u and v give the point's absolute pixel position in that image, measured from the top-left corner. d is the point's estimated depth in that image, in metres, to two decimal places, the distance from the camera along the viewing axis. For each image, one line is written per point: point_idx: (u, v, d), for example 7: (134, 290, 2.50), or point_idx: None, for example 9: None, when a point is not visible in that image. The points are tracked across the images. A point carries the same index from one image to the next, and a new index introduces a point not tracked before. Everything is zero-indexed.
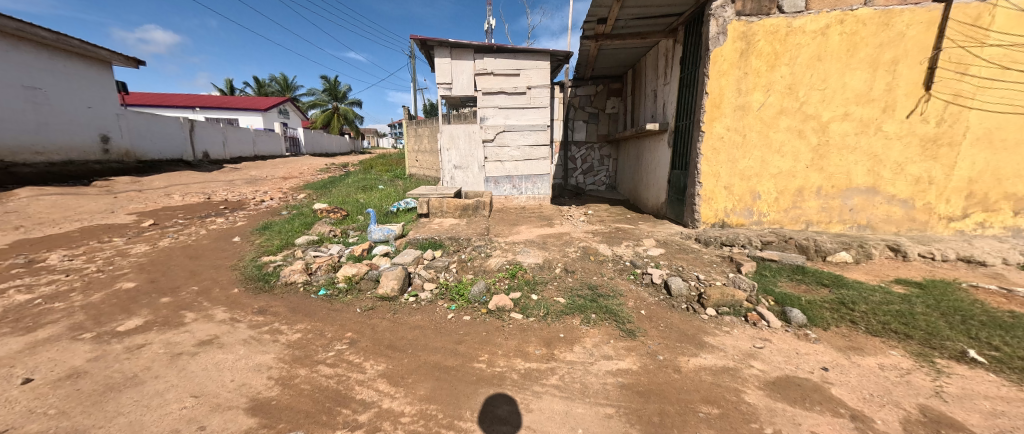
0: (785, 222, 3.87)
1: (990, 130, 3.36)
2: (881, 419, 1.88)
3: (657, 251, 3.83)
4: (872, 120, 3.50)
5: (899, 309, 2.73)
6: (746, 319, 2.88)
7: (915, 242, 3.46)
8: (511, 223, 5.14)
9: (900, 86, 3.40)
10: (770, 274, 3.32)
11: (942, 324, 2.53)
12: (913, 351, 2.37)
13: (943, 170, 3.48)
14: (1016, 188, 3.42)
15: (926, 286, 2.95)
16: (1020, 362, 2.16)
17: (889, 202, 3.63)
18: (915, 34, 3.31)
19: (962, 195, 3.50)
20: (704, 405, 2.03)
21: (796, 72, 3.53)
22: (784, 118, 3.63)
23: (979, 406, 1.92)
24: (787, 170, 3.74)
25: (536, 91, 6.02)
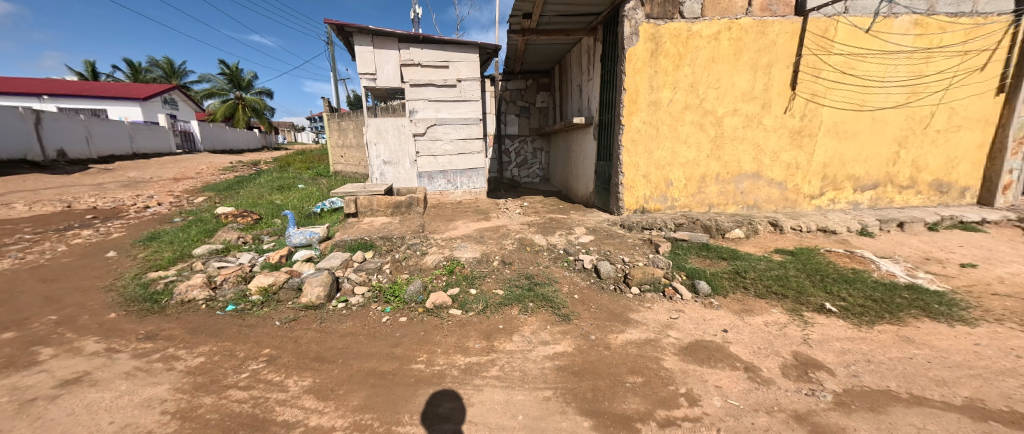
0: (692, 206, 4.37)
1: (836, 123, 4.14)
2: (767, 367, 2.25)
3: (588, 238, 4.07)
4: (755, 115, 4.09)
5: (778, 273, 3.27)
6: (663, 293, 3.20)
7: (788, 218, 4.15)
8: (448, 219, 5.06)
9: (774, 86, 4.02)
10: (682, 252, 3.73)
11: (808, 283, 3.09)
12: (788, 308, 2.85)
13: (806, 157, 4.21)
14: (855, 170, 4.27)
15: (797, 253, 3.57)
16: (859, 308, 2.73)
17: (770, 185, 4.29)
18: (783, 42, 3.92)
19: (819, 177, 4.28)
20: (631, 375, 2.22)
21: (696, 72, 3.96)
22: (689, 113, 4.08)
23: (833, 347, 2.39)
24: (692, 159, 4.21)
25: (467, 84, 5.94)
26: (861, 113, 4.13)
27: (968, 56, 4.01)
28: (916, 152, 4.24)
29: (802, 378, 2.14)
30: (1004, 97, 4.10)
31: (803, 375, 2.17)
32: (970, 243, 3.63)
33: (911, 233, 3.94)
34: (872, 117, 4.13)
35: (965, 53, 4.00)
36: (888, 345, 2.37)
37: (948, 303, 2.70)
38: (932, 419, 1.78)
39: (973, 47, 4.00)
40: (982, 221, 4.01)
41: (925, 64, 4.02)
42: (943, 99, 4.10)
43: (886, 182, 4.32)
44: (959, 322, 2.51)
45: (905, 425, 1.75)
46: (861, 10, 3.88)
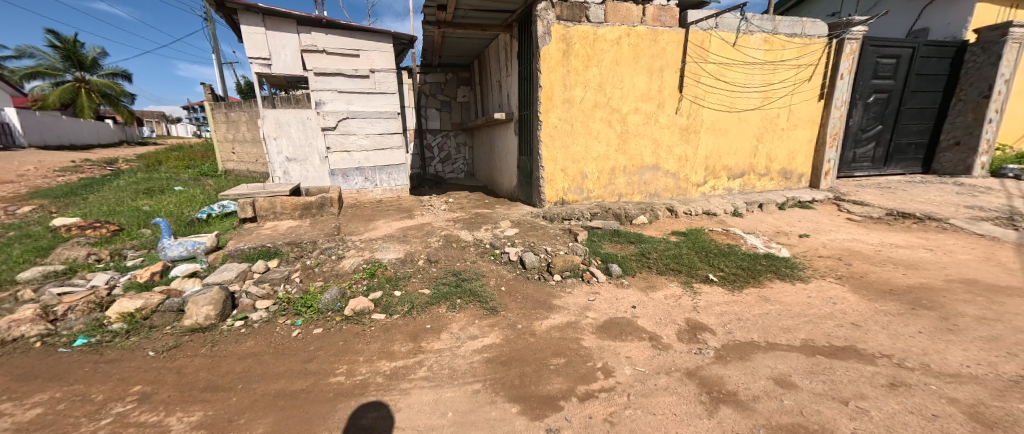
0: (605, 196, 4.77)
1: (714, 122, 4.88)
2: (667, 335, 2.59)
3: (512, 231, 4.19)
4: (652, 113, 4.60)
5: (674, 252, 3.76)
6: (582, 278, 3.46)
7: (681, 204, 4.79)
8: (367, 219, 4.75)
9: (666, 88, 4.56)
10: (597, 239, 4.06)
11: (697, 259, 3.62)
12: (682, 281, 3.31)
13: (692, 151, 4.90)
14: (728, 161, 5.10)
15: (687, 234, 4.15)
16: (733, 277, 3.29)
17: (666, 176, 4.90)
18: (672, 49, 4.46)
19: (703, 168, 5.01)
20: (554, 357, 2.36)
21: (603, 73, 4.30)
22: (598, 110, 4.42)
23: (714, 311, 2.85)
24: (603, 153, 4.58)
25: (381, 75, 5.60)
26: (731, 114, 4.92)
27: (800, 69, 5.04)
28: (770, 146, 5.22)
29: (693, 340, 2.52)
30: (824, 103, 5.25)
31: (693, 337, 2.55)
32: (806, 218, 4.62)
33: (768, 212, 4.86)
34: (739, 117, 4.96)
35: (799, 67, 5.02)
36: (753, 305, 2.90)
37: (792, 266, 3.41)
38: (782, 360, 2.24)
39: (804, 62, 5.03)
40: (813, 201, 5.13)
41: (773, 74, 4.94)
42: (785, 104, 5.11)
43: (750, 171, 5.24)
44: (799, 281, 3.19)
45: (764, 367, 2.18)
46: (728, 26, 4.61)
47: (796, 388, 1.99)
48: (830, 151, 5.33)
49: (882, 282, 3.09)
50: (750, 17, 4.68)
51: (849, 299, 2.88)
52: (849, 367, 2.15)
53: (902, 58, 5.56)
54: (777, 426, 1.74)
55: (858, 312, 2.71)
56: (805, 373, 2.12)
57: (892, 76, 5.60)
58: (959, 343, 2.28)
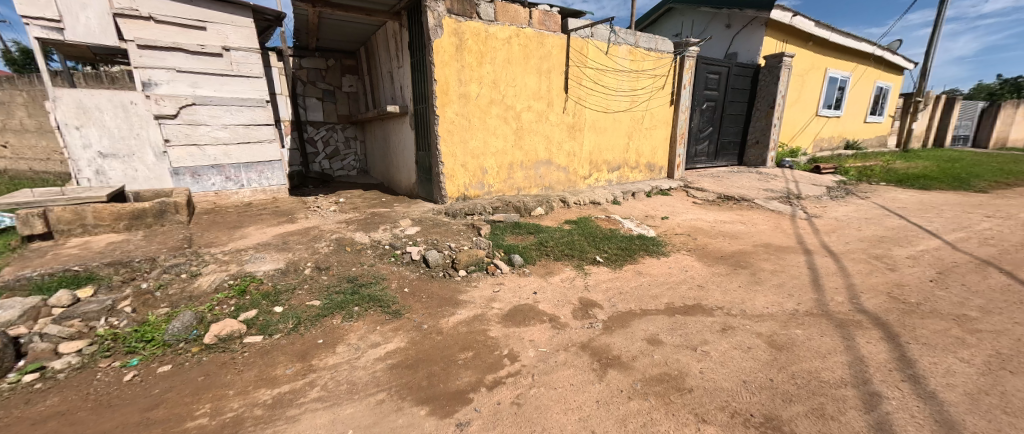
0: (505, 190, 4.95)
1: (594, 121, 5.50)
2: (564, 315, 2.85)
3: (414, 229, 4.02)
4: (543, 111, 4.94)
5: (567, 239, 4.14)
6: (486, 270, 3.54)
7: (572, 195, 5.29)
8: (233, 226, 3.98)
9: (553, 88, 4.94)
10: (500, 231, 4.20)
11: (586, 244, 4.04)
12: (575, 265, 3.67)
13: (578, 147, 5.43)
14: (607, 156, 5.82)
15: (578, 222, 4.60)
16: (615, 257, 3.79)
17: (558, 170, 5.33)
18: (557, 53, 4.85)
19: (587, 163, 5.61)
20: (462, 352, 2.37)
21: (496, 70, 4.43)
22: (494, 107, 4.53)
23: (601, 288, 3.25)
24: (501, 149, 4.73)
25: (242, 55, 4.72)
26: (608, 115, 5.62)
27: (657, 79, 6.03)
28: (638, 143, 6.13)
29: (585, 316, 2.83)
30: (674, 108, 6.39)
31: (585, 314, 2.86)
32: (666, 203, 5.58)
33: (639, 199, 5.72)
34: (614, 118, 5.70)
35: (655, 77, 5.99)
36: (630, 279, 3.40)
37: (657, 244, 4.10)
38: (652, 323, 2.69)
39: (659, 73, 6.02)
40: (670, 188, 6.23)
41: (638, 82, 5.80)
42: (647, 107, 6.05)
43: (624, 165, 6.08)
44: (662, 255, 3.87)
45: (639, 331, 2.59)
46: (601, 37, 5.23)
47: (662, 344, 2.41)
48: (680, 148, 6.53)
49: (716, 251, 3.95)
50: (617, 31, 5.40)
51: (695, 266, 3.61)
52: (697, 320, 2.69)
53: (723, 75, 7.13)
54: (650, 378, 2.09)
55: (702, 276, 3.42)
56: (668, 330, 2.58)
57: (717, 89, 7.14)
58: (762, 291, 3.08)
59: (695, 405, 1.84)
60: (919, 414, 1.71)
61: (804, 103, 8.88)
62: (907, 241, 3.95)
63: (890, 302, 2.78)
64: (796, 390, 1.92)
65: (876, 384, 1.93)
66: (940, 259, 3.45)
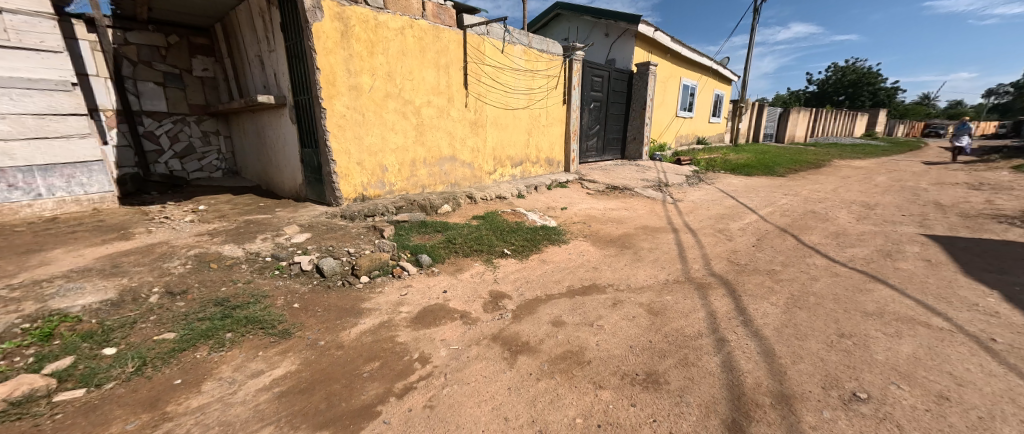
0: (408, 188, 4.73)
1: (495, 117, 5.64)
2: (475, 309, 2.87)
3: (303, 236, 3.57)
4: (444, 107, 4.86)
5: (476, 234, 4.17)
6: (392, 274, 3.34)
7: (478, 191, 5.35)
8: (27, 251, 2.95)
9: (453, 84, 4.90)
10: (405, 232, 4.00)
11: (494, 238, 4.13)
12: (484, 259, 3.72)
13: (482, 143, 5.51)
14: (510, 152, 6.04)
15: (486, 217, 4.68)
16: (521, 248, 3.97)
17: (463, 166, 5.33)
18: (454, 48, 4.80)
19: (492, 158, 5.74)
20: (367, 364, 2.20)
21: (390, 62, 4.17)
22: (390, 101, 4.28)
23: (509, 279, 3.38)
24: (401, 145, 4.50)
25: (23, 21, 3.65)
26: (508, 111, 5.82)
27: (550, 79, 6.46)
28: (537, 139, 6.50)
29: (495, 308, 2.90)
30: (567, 107, 6.96)
31: (495, 306, 2.93)
32: (565, 195, 6.06)
33: (541, 192, 6.08)
34: (514, 115, 5.93)
35: (549, 77, 6.41)
36: (535, 267, 3.61)
37: (557, 232, 4.43)
38: (556, 306, 2.90)
39: (552, 74, 6.47)
40: (568, 181, 6.77)
41: (534, 81, 6.14)
42: (544, 106, 6.46)
43: (526, 160, 6.40)
44: (563, 243, 4.20)
45: (545, 315, 2.77)
46: (496, 36, 5.36)
47: (565, 324, 2.63)
48: (574, 143, 7.15)
49: (607, 235, 4.46)
50: (512, 30, 5.61)
51: (590, 250, 4.02)
52: (593, 299, 3.00)
53: (606, 78, 8.02)
54: (555, 357, 2.25)
55: (596, 258, 3.82)
56: (569, 311, 2.82)
57: (602, 90, 8.00)
58: (642, 267, 3.59)
59: (594, 374, 2.06)
60: (748, 350, 2.22)
61: (667, 106, 10.59)
62: (739, 216, 5.06)
63: (729, 265, 3.52)
64: (669, 347, 2.30)
65: (722, 332, 2.43)
66: (759, 228, 4.51)
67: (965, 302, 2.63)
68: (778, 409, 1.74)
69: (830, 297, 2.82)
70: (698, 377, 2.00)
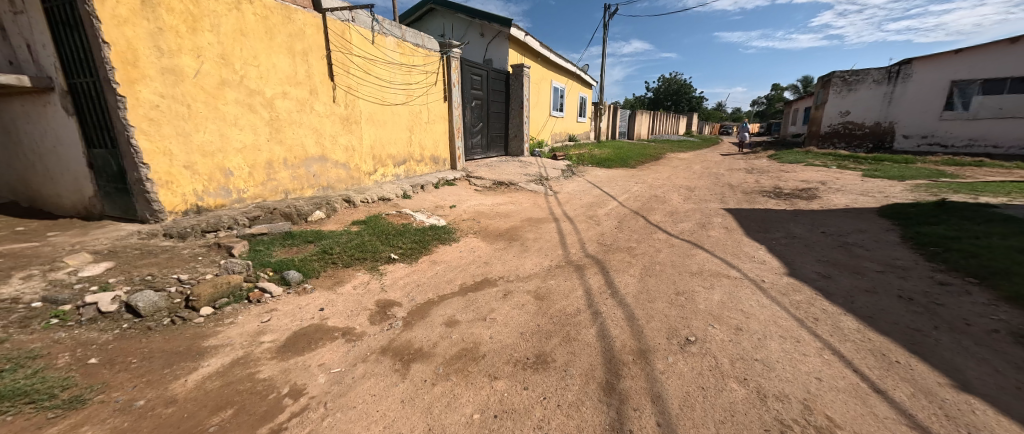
0: (265, 195, 3.98)
1: (371, 113, 5.22)
2: (359, 323, 2.60)
3: (99, 267, 2.64)
4: (305, 100, 4.24)
5: (357, 241, 3.77)
6: (248, 300, 2.72)
7: (357, 193, 4.88)
8: None
9: (314, 74, 4.32)
10: (264, 247, 3.35)
11: (379, 243, 3.82)
12: (369, 267, 3.40)
13: (357, 141, 5.02)
14: (391, 150, 5.68)
15: (368, 221, 4.29)
16: (409, 251, 3.77)
17: (336, 167, 4.76)
18: (312, 33, 4.23)
19: (370, 157, 5.29)
20: (214, 415, 1.71)
21: (223, 42, 3.41)
22: (229, 90, 3.50)
23: (399, 285, 3.18)
24: (250, 144, 3.75)
25: None
26: (385, 107, 5.46)
27: (429, 75, 6.30)
28: (421, 136, 6.29)
29: (384, 318, 2.69)
30: (449, 104, 6.91)
31: (384, 316, 2.72)
32: (452, 192, 6.03)
33: (428, 191, 5.91)
34: (392, 111, 5.59)
35: (427, 73, 6.24)
36: (426, 269, 3.48)
37: (447, 231, 4.38)
38: (448, 307, 2.85)
39: (430, 69, 6.31)
40: (455, 179, 6.75)
41: (411, 76, 5.90)
42: (424, 102, 6.27)
43: (410, 159, 6.12)
44: (453, 241, 4.16)
45: (438, 317, 2.69)
46: (364, 24, 4.93)
47: (458, 323, 2.60)
48: (459, 141, 7.16)
49: (495, 229, 4.61)
50: (381, 20, 5.24)
51: (480, 246, 4.10)
52: (485, 293, 3.06)
53: (485, 78, 8.25)
54: (450, 358, 2.21)
55: (486, 253, 3.91)
56: (462, 309, 2.79)
57: (481, 89, 8.20)
58: (529, 256, 3.83)
59: (489, 367, 2.10)
60: (617, 318, 2.58)
61: (541, 106, 11.53)
62: (604, 203, 5.86)
63: (598, 246, 4.04)
64: (554, 327, 2.50)
65: (597, 306, 2.77)
66: (619, 212, 5.32)
67: (749, 256, 3.61)
68: (638, 363, 2.08)
69: (670, 264, 3.51)
70: (579, 350, 2.23)
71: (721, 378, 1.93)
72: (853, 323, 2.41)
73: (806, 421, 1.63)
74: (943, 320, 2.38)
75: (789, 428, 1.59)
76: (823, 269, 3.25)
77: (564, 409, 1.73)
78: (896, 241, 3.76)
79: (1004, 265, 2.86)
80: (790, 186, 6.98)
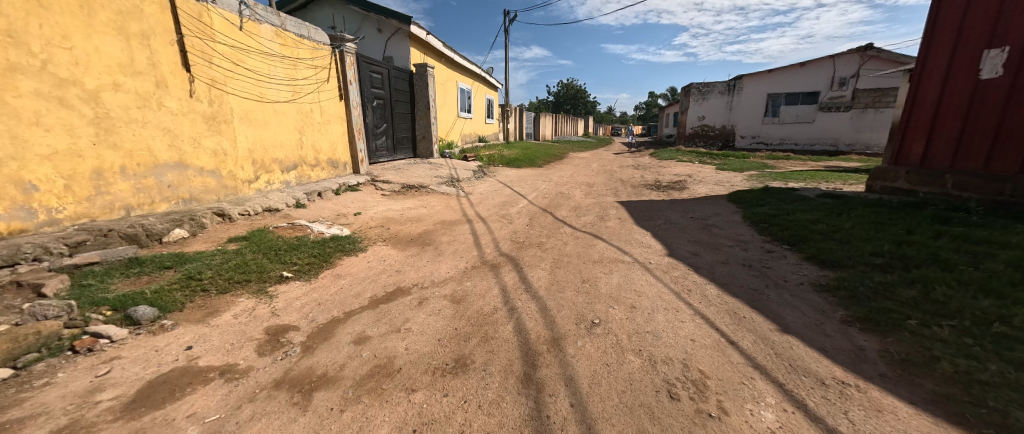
0: (95, 214, 3.07)
1: (246, 112, 4.49)
2: (243, 357, 2.10)
3: None
4: (149, 94, 3.42)
5: (235, 261, 3.18)
6: (71, 351, 1.99)
7: (233, 205, 4.16)
8: None
9: (161, 63, 3.52)
10: (95, 280, 2.59)
11: (266, 260, 3.29)
12: (253, 290, 2.85)
13: (229, 144, 4.27)
14: (276, 154, 4.99)
15: (249, 237, 3.68)
16: (306, 267, 3.33)
17: (201, 175, 3.95)
18: (153, 12, 3.43)
19: (249, 162, 4.55)
20: None
21: (9, 13, 2.49)
22: (23, 77, 2.58)
23: (295, 307, 2.71)
24: (65, 149, 2.84)
25: None
26: (264, 104, 4.76)
27: (318, 70, 5.70)
28: (313, 138, 5.66)
29: (277, 347, 2.23)
30: (345, 103, 6.36)
31: (276, 344, 2.26)
32: (356, 199, 5.57)
33: (326, 199, 5.36)
34: (274, 109, 4.91)
35: (316, 68, 5.64)
36: (328, 285, 3.10)
37: (352, 241, 4.02)
38: (357, 322, 2.57)
39: (319, 64, 5.72)
40: (359, 184, 6.26)
41: (295, 70, 5.26)
42: (314, 100, 5.65)
43: (301, 163, 5.46)
44: (359, 252, 3.83)
45: (345, 335, 2.39)
46: (228, 6, 4.19)
47: (369, 339, 2.36)
48: (360, 142, 6.65)
49: (407, 235, 4.40)
50: (253, 5, 4.53)
51: (392, 254, 3.86)
52: (398, 303, 2.88)
53: (385, 76, 7.79)
54: (361, 378, 1.97)
55: (398, 261, 3.70)
56: (373, 324, 2.55)
57: (382, 87, 7.73)
58: (443, 260, 3.74)
59: (406, 380, 1.95)
60: (531, 311, 2.70)
61: (448, 107, 11.40)
62: (515, 202, 6.08)
63: (511, 244, 4.17)
64: (472, 328, 2.49)
65: (512, 302, 2.85)
66: (529, 210, 5.57)
67: (638, 242, 4.13)
68: (552, 351, 2.20)
69: (576, 255, 3.80)
70: (497, 347, 2.25)
71: (622, 352, 2.16)
72: (715, 290, 2.95)
73: (686, 377, 1.93)
74: (771, 280, 3.07)
75: (674, 386, 1.87)
76: (693, 247, 3.90)
77: (485, 408, 1.72)
78: (740, 220, 4.72)
79: (803, 233, 3.83)
80: (667, 179, 8.21)
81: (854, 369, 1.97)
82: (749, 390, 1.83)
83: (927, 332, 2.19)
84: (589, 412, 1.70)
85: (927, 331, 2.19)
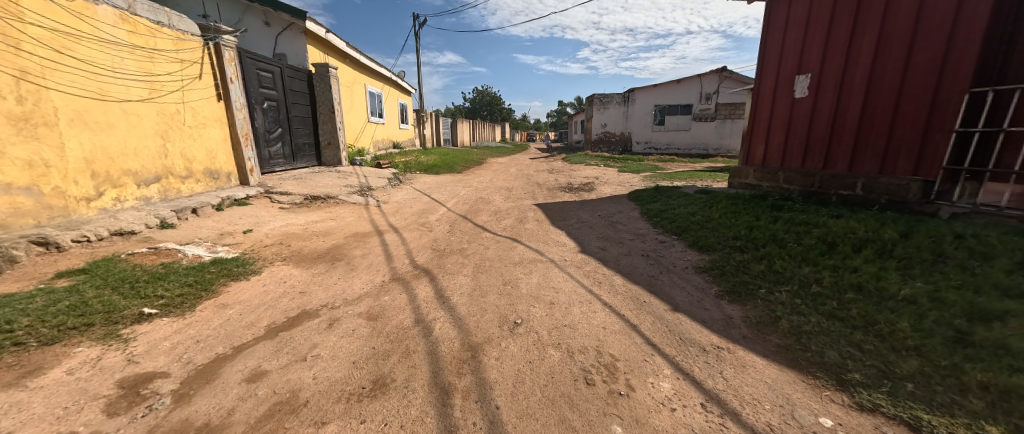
0: None
1: (78, 112, 3.57)
2: (84, 422, 1.63)
3: None
4: None
5: (69, 303, 2.48)
6: None
7: (63, 229, 3.27)
8: None
9: None
10: None
11: (117, 297, 2.64)
12: (98, 336, 2.25)
13: (55, 151, 3.35)
14: (128, 164, 4.06)
15: (89, 270, 2.90)
16: (176, 300, 2.75)
17: (8, 193, 3.01)
18: None
19: (87, 175, 3.63)
20: None
21: None
22: None
23: (162, 349, 2.21)
24: None
25: None
26: (106, 103, 3.84)
27: (184, 64, 4.82)
28: (181, 145, 4.75)
29: (137, 401, 1.77)
30: (224, 104, 5.49)
31: (135, 398, 1.80)
32: (245, 214, 4.86)
33: (205, 217, 4.57)
34: (121, 109, 4.00)
35: (180, 62, 4.76)
36: (209, 318, 2.61)
37: (240, 263, 3.46)
38: (250, 357, 2.19)
39: (185, 57, 4.84)
40: (247, 196, 5.46)
41: (150, 62, 4.37)
42: (181, 99, 4.76)
43: (166, 174, 4.54)
44: (250, 275, 3.31)
45: (235, 374, 2.02)
46: None
47: (267, 373, 2.04)
48: (247, 149, 5.81)
49: (312, 251, 3.98)
50: None
51: (294, 273, 3.44)
52: (304, 328, 2.55)
53: (276, 74, 6.94)
54: (257, 420, 1.68)
55: (303, 281, 3.31)
56: (272, 355, 2.21)
57: (274, 87, 6.86)
58: (357, 276, 3.46)
59: (315, 413, 1.73)
60: (452, 319, 2.65)
61: (356, 110, 10.62)
62: (434, 209, 5.93)
63: (431, 254, 4.03)
64: (392, 345, 2.33)
65: (432, 312, 2.76)
66: (449, 217, 5.48)
67: (555, 242, 4.37)
68: (476, 356, 2.20)
69: (497, 259, 3.86)
70: (418, 361, 2.14)
71: (543, 348, 2.26)
72: (620, 280, 3.27)
73: (599, 363, 2.10)
74: (664, 267, 3.51)
75: (590, 372, 2.02)
76: (602, 243, 4.27)
77: (409, 426, 1.64)
78: (639, 216, 5.33)
79: (687, 225, 4.47)
80: (578, 181, 8.87)
81: (726, 335, 2.36)
82: (650, 366, 2.07)
83: (773, 297, 2.74)
84: (513, 411, 1.73)
85: (772, 297, 2.74)
